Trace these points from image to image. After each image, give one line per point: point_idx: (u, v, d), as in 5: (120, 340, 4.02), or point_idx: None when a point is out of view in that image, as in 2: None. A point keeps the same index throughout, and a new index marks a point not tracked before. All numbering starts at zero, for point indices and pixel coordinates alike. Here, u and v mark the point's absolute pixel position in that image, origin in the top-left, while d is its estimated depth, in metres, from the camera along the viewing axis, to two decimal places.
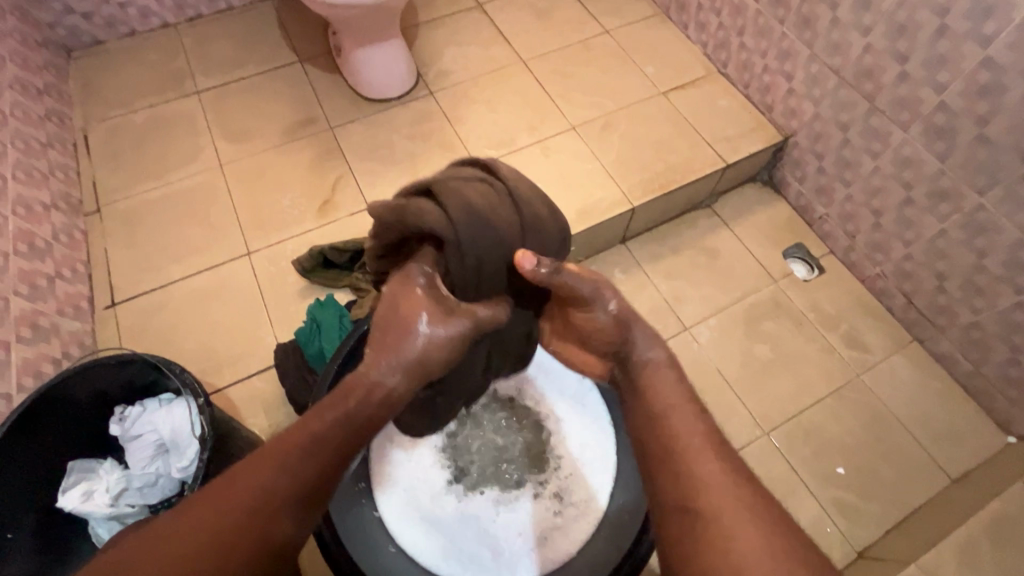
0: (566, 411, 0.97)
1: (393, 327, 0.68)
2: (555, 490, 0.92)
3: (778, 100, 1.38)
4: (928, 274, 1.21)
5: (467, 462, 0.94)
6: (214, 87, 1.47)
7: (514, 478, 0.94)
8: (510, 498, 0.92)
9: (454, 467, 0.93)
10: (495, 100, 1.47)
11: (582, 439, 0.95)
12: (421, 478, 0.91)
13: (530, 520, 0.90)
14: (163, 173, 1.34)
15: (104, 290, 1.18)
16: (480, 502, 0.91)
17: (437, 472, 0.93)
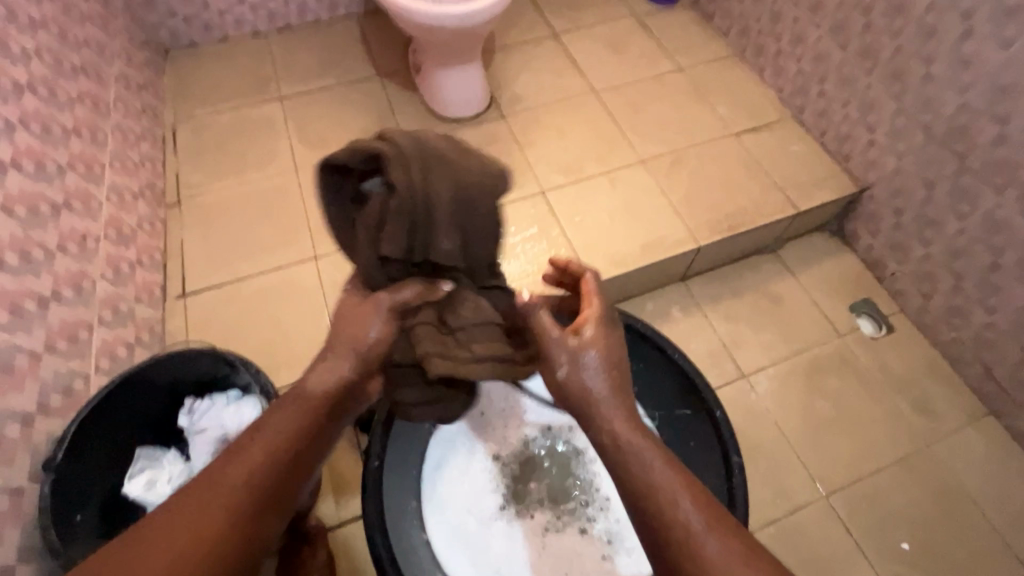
0: None
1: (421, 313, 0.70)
2: (605, 532, 0.88)
3: (856, 151, 1.35)
4: (1012, 345, 1.14)
5: (516, 489, 0.92)
6: (296, 95, 1.54)
7: (562, 513, 0.90)
8: (559, 533, 0.89)
9: (504, 493, 0.91)
10: (566, 128, 1.48)
11: None
12: (471, 501, 0.90)
13: (579, 559, 0.87)
14: (241, 173, 1.39)
15: (177, 280, 1.22)
16: (527, 533, 0.89)
17: (488, 497, 0.91)
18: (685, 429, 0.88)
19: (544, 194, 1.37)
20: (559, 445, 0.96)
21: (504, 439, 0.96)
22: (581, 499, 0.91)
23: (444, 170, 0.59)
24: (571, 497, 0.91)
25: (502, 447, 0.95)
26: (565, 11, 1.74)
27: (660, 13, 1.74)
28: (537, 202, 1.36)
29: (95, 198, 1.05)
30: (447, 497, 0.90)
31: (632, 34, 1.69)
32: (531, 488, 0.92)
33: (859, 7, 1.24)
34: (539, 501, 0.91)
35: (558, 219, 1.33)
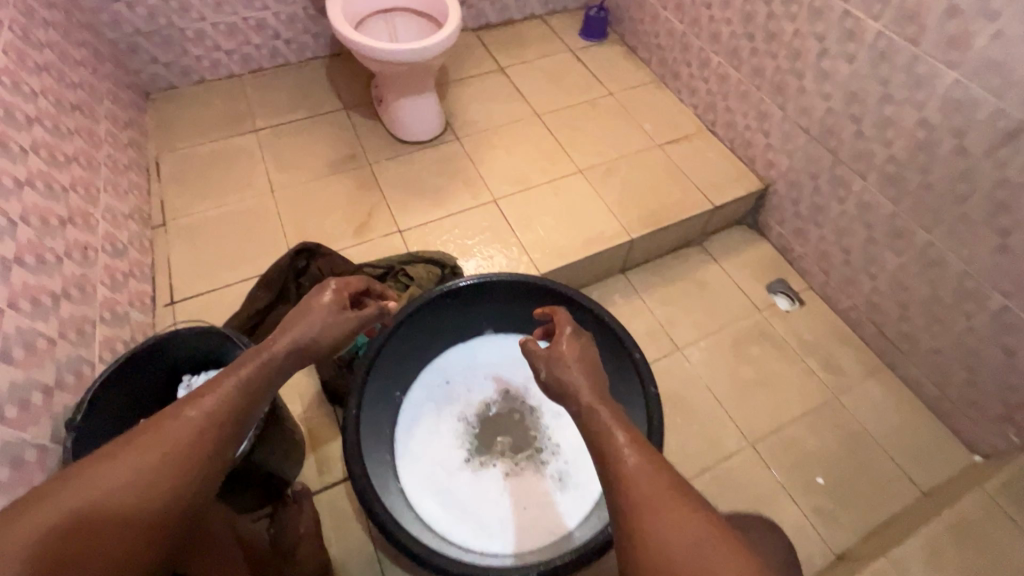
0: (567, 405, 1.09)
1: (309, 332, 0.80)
2: (556, 472, 1.03)
3: (758, 154, 1.59)
4: (892, 304, 1.36)
5: (479, 443, 1.07)
6: (270, 126, 1.71)
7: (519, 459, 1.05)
8: (516, 476, 1.03)
9: (468, 447, 1.06)
10: (513, 146, 1.69)
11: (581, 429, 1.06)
12: (440, 455, 1.04)
13: (533, 497, 1.01)
14: (222, 197, 1.53)
15: (166, 291, 1.34)
16: (489, 478, 1.03)
17: (455, 450, 1.05)
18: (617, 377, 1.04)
19: (496, 202, 1.56)
20: (514, 404, 1.11)
21: (467, 402, 1.10)
22: (535, 447, 1.06)
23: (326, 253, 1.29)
24: (526, 446, 1.06)
25: (466, 408, 1.10)
26: (510, 49, 1.99)
27: (591, 48, 2.01)
28: (490, 209, 1.54)
29: (92, 216, 1.18)
30: (419, 453, 1.04)
31: (568, 66, 1.94)
32: (492, 441, 1.07)
33: (744, 36, 1.50)
34: (499, 452, 1.06)
35: (509, 223, 1.51)
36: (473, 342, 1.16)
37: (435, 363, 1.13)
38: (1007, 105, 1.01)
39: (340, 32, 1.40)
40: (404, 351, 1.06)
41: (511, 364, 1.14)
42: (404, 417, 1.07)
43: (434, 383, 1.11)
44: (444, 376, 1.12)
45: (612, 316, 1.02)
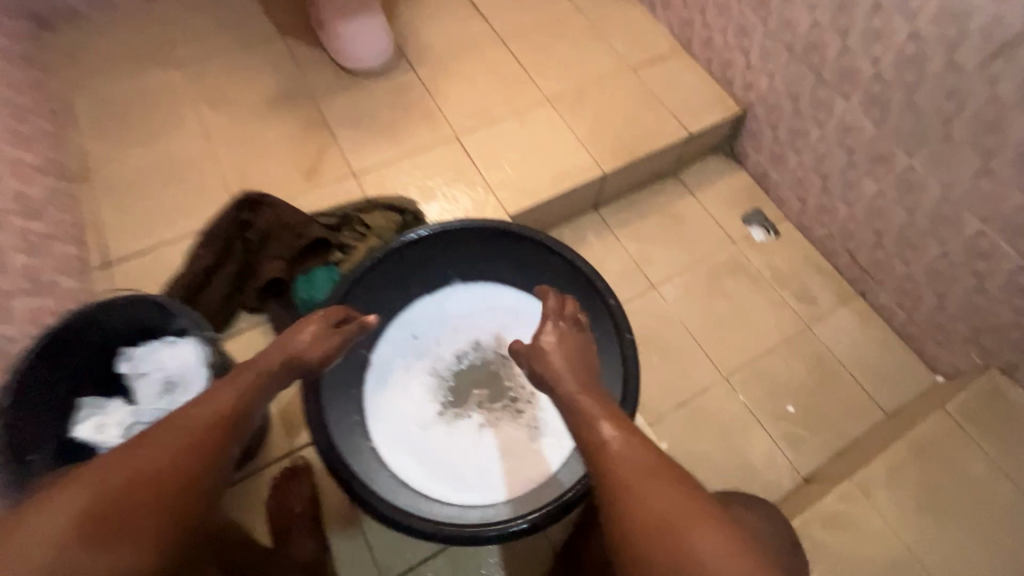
0: None
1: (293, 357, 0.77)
2: (532, 421, 1.00)
3: (737, 75, 1.49)
4: (867, 232, 1.33)
5: (452, 396, 1.02)
6: (197, 59, 1.51)
7: (494, 410, 1.02)
8: (491, 427, 1.00)
9: (441, 400, 1.02)
10: (473, 74, 1.54)
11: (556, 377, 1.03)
12: (412, 410, 1.00)
13: (510, 446, 0.98)
14: (150, 144, 1.37)
15: (98, 253, 1.21)
16: (463, 431, 1.00)
17: (427, 405, 1.01)
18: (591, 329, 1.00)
19: (458, 138, 1.43)
20: (487, 354, 1.06)
21: (438, 355, 1.05)
22: (511, 397, 1.02)
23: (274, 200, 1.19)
24: (502, 396, 1.03)
25: (437, 361, 1.05)
26: None
27: None
28: (452, 147, 1.42)
29: None
30: (390, 410, 0.99)
31: None
32: (465, 393, 1.03)
33: None
34: (473, 404, 1.02)
35: (473, 161, 1.40)
36: (442, 290, 1.09)
37: (401, 316, 1.06)
38: (1005, 12, 0.93)
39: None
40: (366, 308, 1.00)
41: (483, 313, 1.09)
42: (372, 374, 1.01)
43: (402, 337, 1.05)
44: (413, 328, 1.06)
45: (588, 263, 0.96)
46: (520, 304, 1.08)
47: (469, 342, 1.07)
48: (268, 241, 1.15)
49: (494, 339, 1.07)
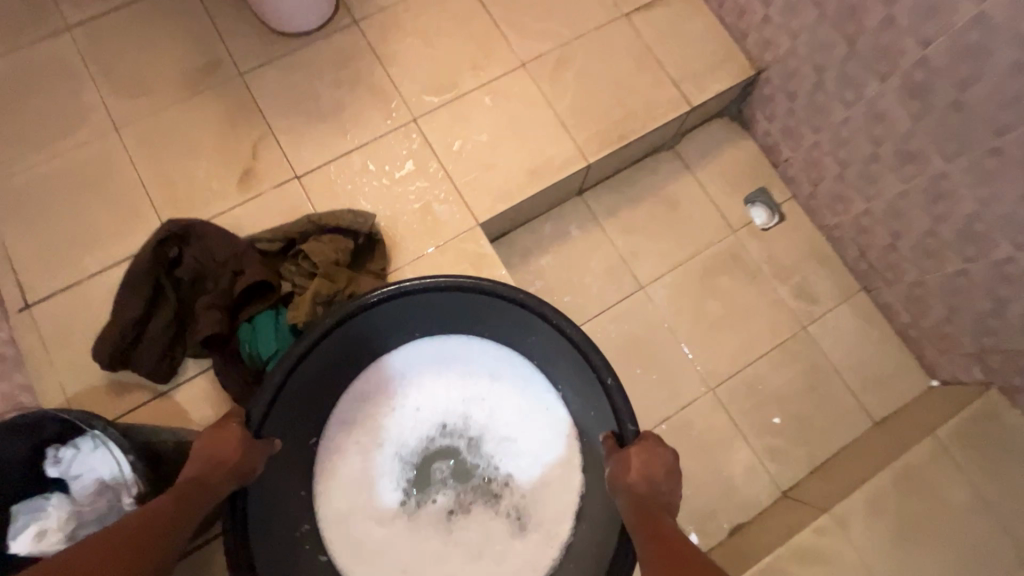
0: (516, 435, 0.99)
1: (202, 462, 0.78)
2: (510, 510, 0.96)
3: (752, 28, 1.22)
4: (883, 230, 1.18)
5: (423, 486, 0.98)
6: (90, 21, 1.22)
7: (469, 499, 0.98)
8: (468, 518, 0.96)
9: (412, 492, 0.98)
10: (432, 30, 1.26)
11: (535, 461, 0.98)
12: (382, 506, 0.96)
13: (488, 538, 0.95)
14: (48, 145, 1.15)
15: (15, 292, 1.08)
16: (438, 524, 0.96)
17: (398, 498, 0.97)
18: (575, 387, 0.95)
19: (417, 123, 1.21)
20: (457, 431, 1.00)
21: (403, 437, 1.00)
22: (484, 483, 0.98)
23: (200, 228, 1.03)
24: (474, 479, 0.98)
25: (402, 443, 0.99)
26: None
27: None
28: (410, 134, 1.21)
29: None
30: (358, 507, 0.96)
31: None
32: (437, 482, 0.98)
33: None
34: (447, 493, 0.98)
35: (436, 153, 1.20)
36: (402, 361, 1.01)
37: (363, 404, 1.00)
38: None
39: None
40: (319, 382, 0.93)
41: (450, 385, 1.02)
42: (331, 464, 0.96)
43: (361, 418, 0.99)
44: (374, 409, 1.00)
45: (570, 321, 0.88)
46: (492, 380, 1.02)
47: (439, 424, 1.01)
48: (201, 282, 1.03)
49: (465, 420, 1.01)
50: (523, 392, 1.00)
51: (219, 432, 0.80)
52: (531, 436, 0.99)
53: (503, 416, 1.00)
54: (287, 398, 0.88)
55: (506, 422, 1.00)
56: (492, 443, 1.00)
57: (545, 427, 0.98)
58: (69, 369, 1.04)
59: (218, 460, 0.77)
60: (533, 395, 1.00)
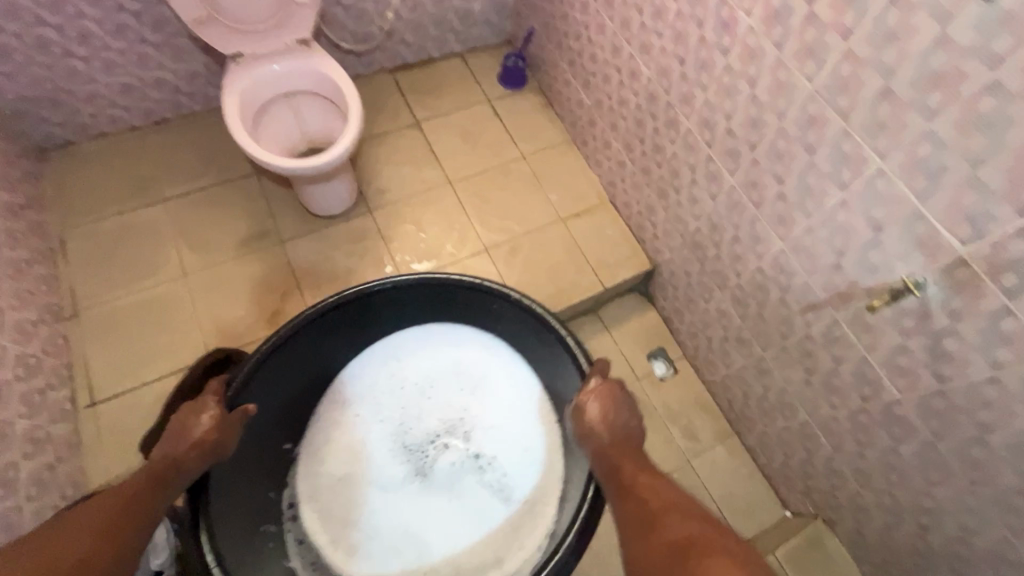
0: (497, 427, 1.44)
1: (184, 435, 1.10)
2: (490, 480, 1.40)
3: (648, 239, 1.74)
4: (738, 391, 1.61)
5: (427, 459, 1.43)
6: (180, 196, 1.69)
7: (461, 469, 1.41)
8: (457, 484, 1.40)
9: (420, 461, 1.42)
10: (423, 220, 1.77)
11: (513, 444, 1.42)
12: (396, 469, 1.41)
13: (472, 496, 1.39)
14: (132, 282, 1.56)
15: (85, 392, 1.42)
16: (437, 485, 1.40)
17: (409, 464, 1.42)
18: (542, 355, 1.39)
19: None
20: (456, 415, 1.46)
21: (416, 417, 1.46)
22: (472, 459, 1.42)
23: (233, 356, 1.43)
24: (466, 452, 1.43)
25: (415, 421, 1.46)
26: (427, 98, 1.99)
27: (508, 97, 2.03)
28: None
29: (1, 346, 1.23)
30: (381, 468, 1.41)
31: (484, 121, 1.97)
32: (437, 456, 1.43)
33: (636, 136, 1.59)
34: (442, 464, 1.42)
35: None
36: (412, 363, 1.50)
37: (389, 395, 1.47)
38: (813, 282, 1.17)
39: (233, 130, 1.38)
40: (299, 366, 1.38)
41: (447, 390, 1.49)
42: (364, 433, 1.44)
43: (386, 403, 1.47)
44: (396, 395, 1.48)
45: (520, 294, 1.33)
46: (484, 384, 1.48)
47: (442, 417, 1.46)
48: None
49: (461, 414, 1.46)
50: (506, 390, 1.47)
51: (196, 417, 1.13)
52: (509, 426, 1.44)
53: (490, 406, 1.47)
54: (258, 378, 1.29)
55: (490, 418, 1.45)
56: (479, 433, 1.44)
57: (526, 416, 1.44)
58: (115, 457, 1.36)
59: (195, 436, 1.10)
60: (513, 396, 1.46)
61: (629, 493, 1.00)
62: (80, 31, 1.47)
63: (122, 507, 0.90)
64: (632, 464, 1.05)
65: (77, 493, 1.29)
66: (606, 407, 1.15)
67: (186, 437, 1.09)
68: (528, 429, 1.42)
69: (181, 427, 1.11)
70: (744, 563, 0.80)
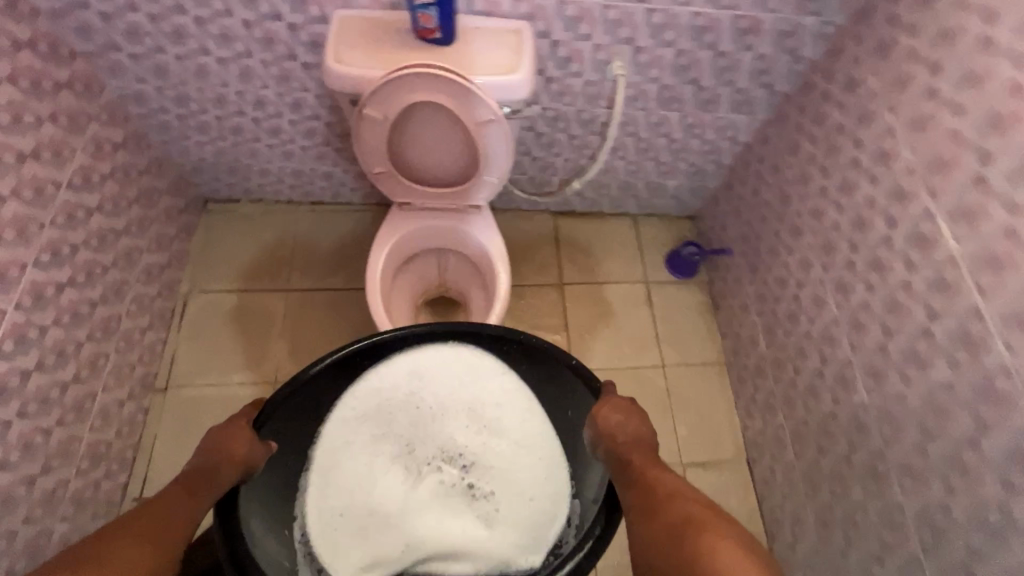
0: (496, 461, 1.01)
1: (220, 450, 0.89)
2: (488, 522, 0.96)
3: (780, 542, 1.38)
4: None
5: (419, 485, 0.99)
6: (303, 290, 1.63)
7: (461, 509, 0.97)
8: (455, 527, 0.95)
9: (411, 485, 0.99)
10: None
11: (515, 481, 0.99)
12: (377, 497, 0.98)
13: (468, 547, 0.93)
14: (227, 372, 1.50)
15: (138, 481, 1.36)
16: (425, 519, 0.96)
17: (394, 489, 0.99)
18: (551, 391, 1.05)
19: None
20: (464, 447, 1.02)
21: (427, 441, 1.03)
22: (472, 497, 0.98)
23: None
24: (467, 493, 0.99)
25: (422, 443, 1.03)
26: (581, 256, 1.79)
27: (669, 285, 1.76)
28: None
29: (76, 439, 1.18)
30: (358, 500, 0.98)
31: (633, 305, 1.72)
32: (430, 485, 0.99)
33: (816, 437, 1.25)
34: (437, 498, 0.98)
35: None
36: (416, 370, 1.06)
37: (377, 405, 1.04)
38: None
39: (371, 290, 1.26)
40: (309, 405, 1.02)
41: (455, 409, 1.05)
42: (360, 457, 1.01)
43: (395, 417, 1.04)
44: (412, 412, 1.05)
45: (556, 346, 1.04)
46: (495, 404, 1.05)
47: (440, 440, 1.03)
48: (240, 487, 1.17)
49: (467, 438, 1.03)
50: (521, 418, 1.04)
51: (234, 430, 0.92)
52: (513, 460, 1.01)
53: (505, 444, 1.02)
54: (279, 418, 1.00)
55: (495, 448, 1.02)
56: (479, 465, 1.01)
57: (539, 454, 1.01)
58: None
59: (229, 451, 0.89)
60: (523, 419, 1.04)
61: (638, 481, 0.83)
62: (272, 125, 1.43)
63: (150, 535, 0.73)
64: (640, 459, 0.86)
65: None
66: (619, 399, 0.96)
67: (225, 451, 0.89)
68: (544, 476, 0.99)
69: (221, 439, 0.90)
70: (755, 554, 0.66)
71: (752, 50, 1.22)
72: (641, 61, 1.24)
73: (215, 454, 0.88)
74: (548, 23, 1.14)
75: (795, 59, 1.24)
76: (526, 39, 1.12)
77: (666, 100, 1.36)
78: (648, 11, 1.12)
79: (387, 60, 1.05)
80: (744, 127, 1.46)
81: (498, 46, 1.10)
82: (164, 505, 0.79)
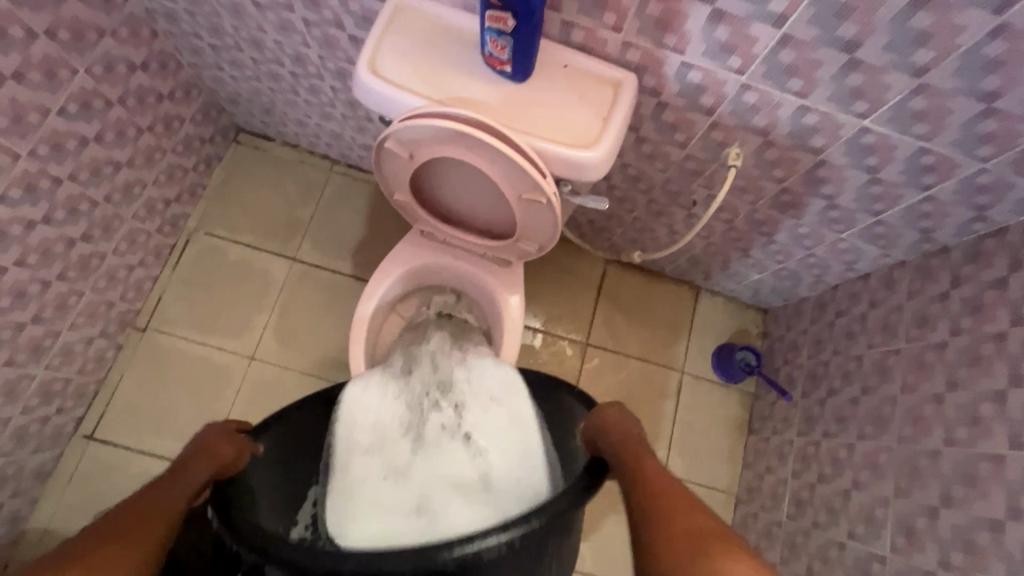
0: (483, 412, 1.00)
1: (200, 451, 0.79)
2: (479, 469, 0.94)
3: None
4: None
5: (417, 425, 1.00)
6: (310, 264, 1.47)
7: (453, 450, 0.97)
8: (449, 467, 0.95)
9: (411, 425, 1.01)
10: None
11: (499, 436, 0.97)
12: (380, 434, 1.00)
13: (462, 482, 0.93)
14: (209, 330, 1.41)
15: (94, 419, 1.32)
16: (423, 455, 0.97)
17: (395, 426, 1.01)
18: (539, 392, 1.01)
19: None
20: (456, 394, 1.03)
21: (422, 385, 1.05)
22: (462, 440, 0.98)
23: None
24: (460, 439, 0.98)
25: (416, 379, 1.05)
26: (620, 316, 1.53)
27: (706, 385, 1.50)
28: None
29: (27, 377, 1.12)
30: (363, 441, 0.99)
31: (658, 393, 1.48)
32: (426, 426, 1.00)
33: None
34: (434, 439, 0.99)
35: None
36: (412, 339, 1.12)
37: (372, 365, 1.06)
38: None
39: (356, 324, 1.07)
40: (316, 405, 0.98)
41: (447, 362, 1.07)
42: (364, 409, 1.00)
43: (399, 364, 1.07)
44: (414, 359, 1.08)
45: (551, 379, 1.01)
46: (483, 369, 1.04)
47: (438, 387, 1.04)
48: None
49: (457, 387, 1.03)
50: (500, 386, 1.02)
51: (219, 434, 0.83)
52: (497, 413, 0.99)
53: (493, 403, 1.01)
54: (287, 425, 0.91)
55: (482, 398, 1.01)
56: (468, 411, 1.01)
57: (518, 416, 0.99)
58: (67, 506, 1.26)
59: (212, 448, 0.79)
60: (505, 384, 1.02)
61: (639, 492, 0.68)
62: (311, 84, 1.21)
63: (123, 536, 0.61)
64: (638, 453, 0.74)
65: (9, 530, 1.20)
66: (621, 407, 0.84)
67: (207, 448, 0.79)
68: (526, 442, 0.95)
69: (203, 445, 0.80)
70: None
71: (925, 190, 0.88)
72: (767, 157, 0.93)
73: (195, 453, 0.78)
74: (660, 81, 0.84)
75: (977, 218, 0.90)
76: (623, 100, 0.83)
77: (781, 204, 1.04)
78: (800, 108, 0.80)
79: (430, 89, 0.81)
80: (869, 259, 1.12)
81: (580, 100, 0.82)
82: (138, 502, 0.67)
